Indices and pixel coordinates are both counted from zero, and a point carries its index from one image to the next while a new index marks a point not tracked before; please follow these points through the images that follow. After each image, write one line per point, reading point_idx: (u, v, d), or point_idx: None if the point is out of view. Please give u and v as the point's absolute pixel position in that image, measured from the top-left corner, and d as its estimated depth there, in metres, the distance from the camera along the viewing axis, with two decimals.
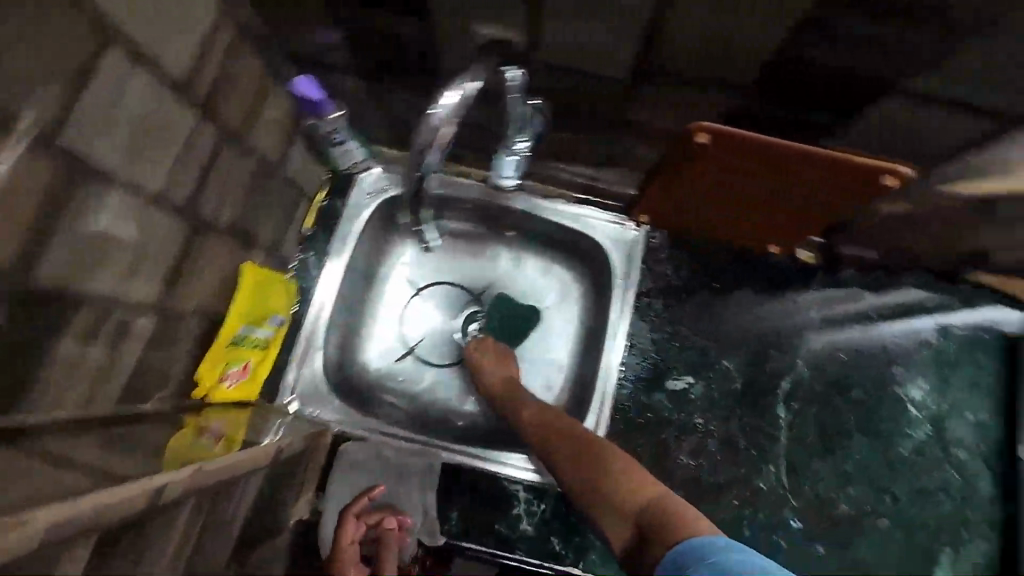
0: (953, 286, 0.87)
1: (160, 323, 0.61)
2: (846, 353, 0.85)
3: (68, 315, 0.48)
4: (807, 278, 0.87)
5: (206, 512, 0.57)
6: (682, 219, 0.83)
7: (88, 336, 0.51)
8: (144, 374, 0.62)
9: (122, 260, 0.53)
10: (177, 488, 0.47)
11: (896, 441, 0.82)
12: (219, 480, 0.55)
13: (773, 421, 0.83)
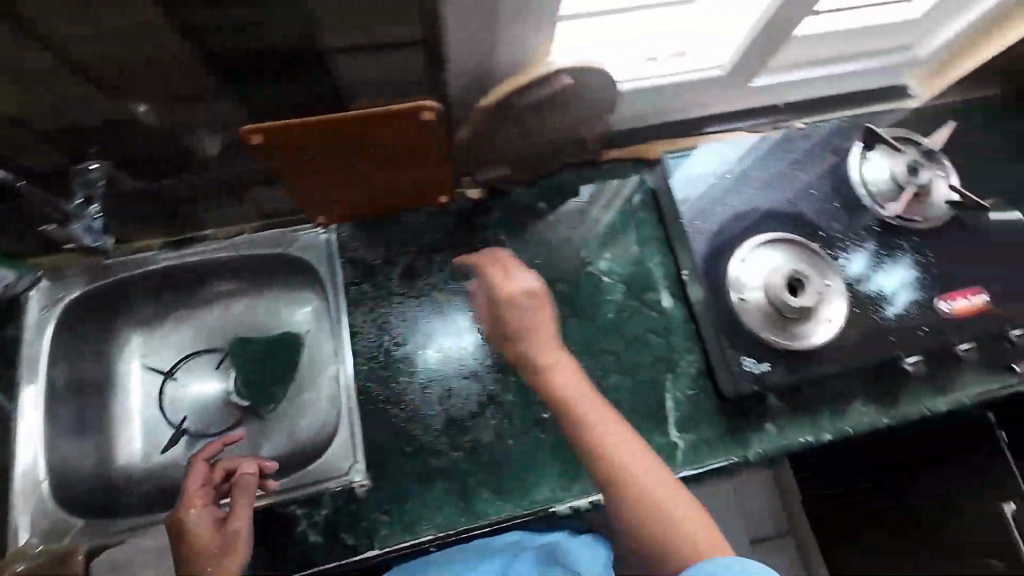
0: (596, 168, 1.03)
1: None
2: (519, 263, 0.97)
3: None
4: (482, 210, 0.99)
5: None
6: (344, 206, 0.90)
7: None
8: None
9: None
10: None
11: (584, 316, 0.95)
12: None
13: (498, 338, 0.92)
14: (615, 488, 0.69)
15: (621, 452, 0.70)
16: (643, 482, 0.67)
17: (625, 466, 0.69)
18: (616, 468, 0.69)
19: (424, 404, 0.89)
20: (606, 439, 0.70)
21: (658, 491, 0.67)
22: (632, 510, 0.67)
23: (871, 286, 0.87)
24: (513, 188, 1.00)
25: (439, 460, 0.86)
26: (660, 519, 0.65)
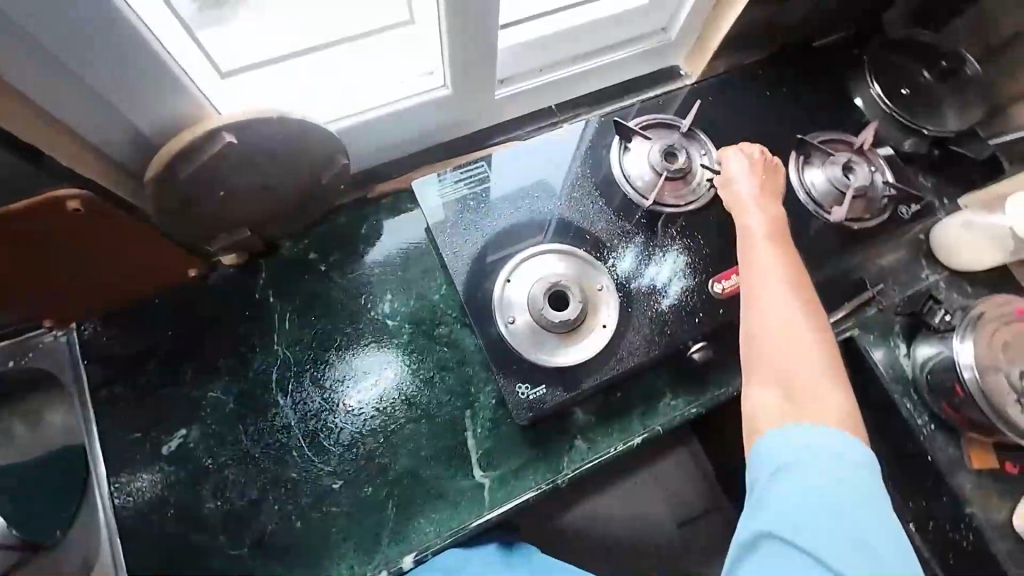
0: (372, 205, 0.97)
1: None
2: (279, 319, 0.90)
3: None
4: (250, 275, 0.91)
5: None
6: (68, 308, 0.81)
7: None
8: None
9: None
10: None
11: (352, 359, 0.89)
12: None
13: (311, 392, 0.86)
14: (763, 355, 0.63)
15: (793, 322, 0.64)
16: (814, 365, 0.61)
17: (794, 342, 0.62)
18: (773, 342, 0.63)
19: (191, 501, 0.80)
20: (780, 313, 0.65)
21: (822, 369, 0.61)
22: (768, 388, 0.61)
23: (644, 281, 0.85)
24: (282, 244, 0.93)
25: (224, 563, 0.78)
26: (800, 401, 0.59)
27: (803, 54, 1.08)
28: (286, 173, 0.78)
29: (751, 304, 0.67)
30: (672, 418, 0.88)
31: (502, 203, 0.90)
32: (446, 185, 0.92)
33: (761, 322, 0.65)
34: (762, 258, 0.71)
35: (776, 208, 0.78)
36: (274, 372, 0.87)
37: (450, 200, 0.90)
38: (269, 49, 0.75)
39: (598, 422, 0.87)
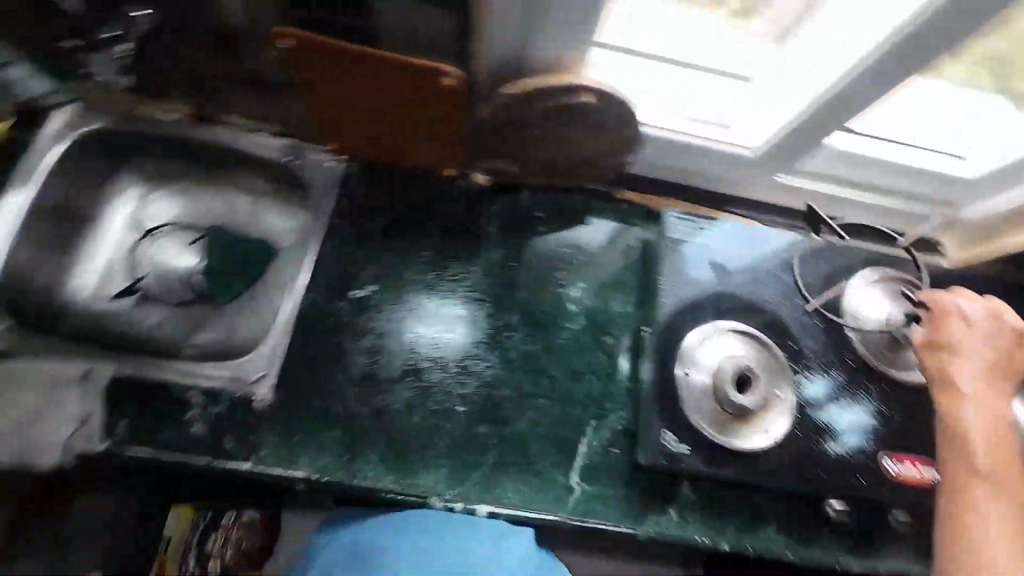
0: (608, 203, 1.03)
1: None
2: (488, 247, 0.98)
3: None
4: (486, 199, 1.00)
5: None
6: (354, 144, 0.93)
7: None
8: None
9: None
10: None
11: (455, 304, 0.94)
12: None
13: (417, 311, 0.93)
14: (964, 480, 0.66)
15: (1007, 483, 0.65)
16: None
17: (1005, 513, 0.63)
18: (973, 460, 0.67)
19: (347, 344, 0.89)
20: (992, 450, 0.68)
21: None
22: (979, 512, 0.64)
23: (822, 415, 0.84)
24: (523, 189, 1.01)
25: (344, 410, 0.85)
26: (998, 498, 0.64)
27: None
28: (588, 143, 0.85)
29: (971, 443, 0.69)
30: (767, 550, 0.85)
31: (730, 271, 0.92)
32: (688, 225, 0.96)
33: (969, 419, 0.71)
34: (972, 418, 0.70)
35: (1005, 405, 0.72)
36: (462, 286, 0.95)
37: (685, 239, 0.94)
38: (659, 49, 0.84)
39: (699, 508, 0.86)
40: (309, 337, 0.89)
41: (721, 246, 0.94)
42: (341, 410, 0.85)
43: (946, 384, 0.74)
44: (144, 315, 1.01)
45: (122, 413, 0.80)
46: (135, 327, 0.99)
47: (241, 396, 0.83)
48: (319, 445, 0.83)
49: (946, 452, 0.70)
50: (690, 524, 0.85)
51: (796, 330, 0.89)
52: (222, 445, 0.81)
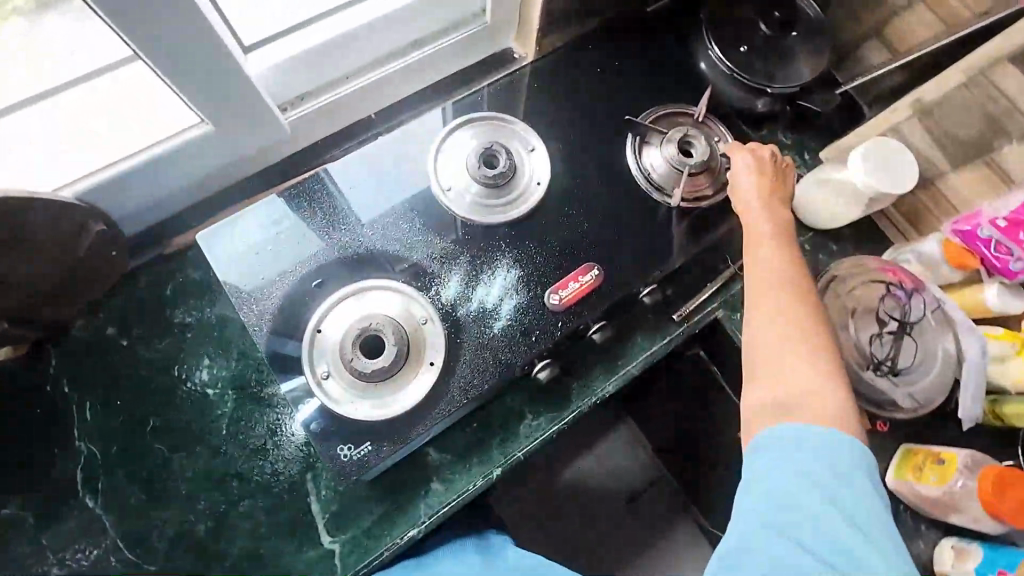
0: (172, 262, 0.85)
1: None
2: (75, 408, 0.79)
3: None
4: (35, 365, 0.80)
5: None
6: None
7: None
8: None
9: None
10: None
11: None
12: None
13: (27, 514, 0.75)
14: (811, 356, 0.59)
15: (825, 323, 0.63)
16: (814, 389, 0.57)
17: (827, 384, 0.57)
18: (807, 347, 0.60)
19: None
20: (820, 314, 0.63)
21: (823, 377, 0.58)
22: (774, 401, 0.57)
23: (472, 305, 0.77)
24: (72, 321, 0.82)
25: None
26: (809, 392, 0.57)
27: (638, 24, 0.97)
28: (17, 254, 0.67)
29: (772, 299, 0.63)
30: (507, 436, 0.82)
31: (299, 248, 0.79)
32: (232, 224, 0.80)
33: (797, 279, 0.65)
34: (767, 265, 0.67)
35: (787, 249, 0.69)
36: (84, 462, 0.78)
37: (229, 249, 0.78)
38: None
39: (431, 452, 0.81)
40: None
41: (286, 227, 0.80)
42: None
43: (763, 261, 0.67)
44: None
45: None
46: None
47: None
48: None
49: (762, 317, 0.63)
50: (427, 479, 0.80)
51: (394, 245, 0.80)
52: None
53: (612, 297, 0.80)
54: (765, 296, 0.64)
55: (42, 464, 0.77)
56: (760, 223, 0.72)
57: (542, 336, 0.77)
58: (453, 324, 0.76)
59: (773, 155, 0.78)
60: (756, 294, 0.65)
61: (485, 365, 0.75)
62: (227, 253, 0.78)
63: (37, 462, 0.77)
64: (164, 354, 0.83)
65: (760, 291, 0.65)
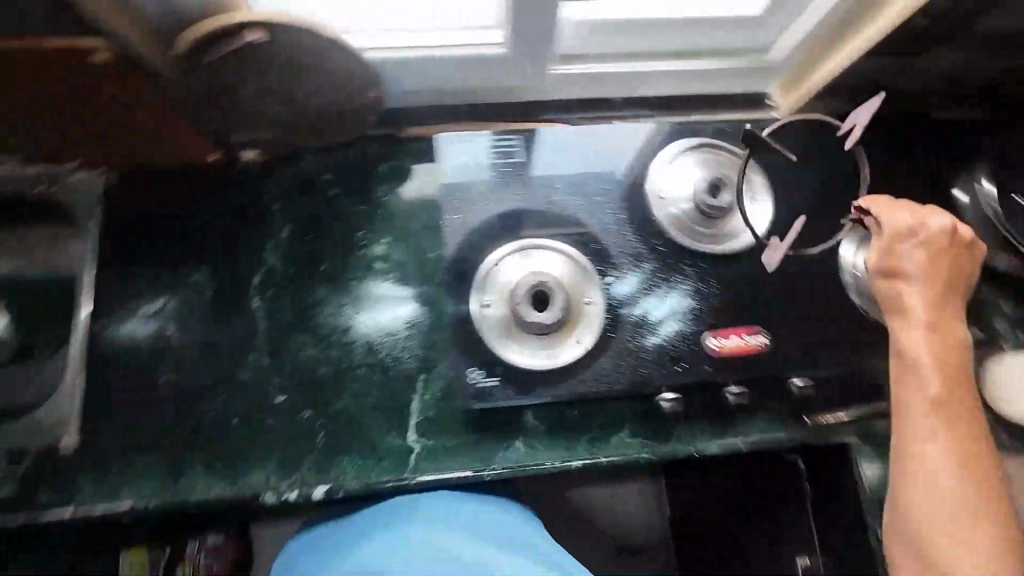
0: (400, 145, 0.95)
1: None
2: (275, 225, 0.91)
3: None
4: (264, 174, 0.92)
5: None
6: (87, 152, 0.85)
7: None
8: None
9: None
10: None
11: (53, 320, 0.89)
12: None
13: (206, 287, 0.88)
14: (958, 481, 0.59)
15: (976, 442, 0.61)
16: (957, 567, 0.56)
17: (971, 509, 0.58)
18: (948, 470, 0.59)
19: (146, 364, 0.85)
20: (970, 429, 0.62)
21: (978, 563, 0.56)
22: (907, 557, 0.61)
23: (636, 311, 0.79)
24: (305, 154, 0.93)
25: (161, 427, 0.83)
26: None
27: (914, 131, 0.92)
28: (316, 87, 0.77)
29: (914, 416, 0.63)
30: (603, 438, 0.84)
31: (511, 187, 0.83)
32: (468, 137, 0.88)
33: (949, 393, 0.63)
34: (929, 378, 0.63)
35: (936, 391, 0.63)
36: (262, 270, 0.89)
37: (456, 156, 0.86)
38: None
39: (529, 412, 0.85)
40: (98, 372, 0.84)
41: (508, 162, 0.85)
42: (158, 431, 0.82)
43: (914, 366, 0.64)
44: None
45: None
46: None
47: (46, 448, 0.80)
48: (141, 472, 0.81)
49: (914, 428, 0.62)
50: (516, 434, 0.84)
51: (593, 221, 0.82)
52: (37, 495, 0.79)
53: (768, 368, 0.79)
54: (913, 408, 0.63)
55: (237, 255, 0.90)
56: (919, 350, 0.65)
57: (687, 368, 0.77)
58: (610, 319, 0.78)
59: (951, 225, 0.69)
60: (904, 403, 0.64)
61: (621, 367, 0.77)
62: (453, 159, 0.85)
63: (235, 252, 0.90)
64: (355, 218, 0.93)
65: (910, 400, 0.64)
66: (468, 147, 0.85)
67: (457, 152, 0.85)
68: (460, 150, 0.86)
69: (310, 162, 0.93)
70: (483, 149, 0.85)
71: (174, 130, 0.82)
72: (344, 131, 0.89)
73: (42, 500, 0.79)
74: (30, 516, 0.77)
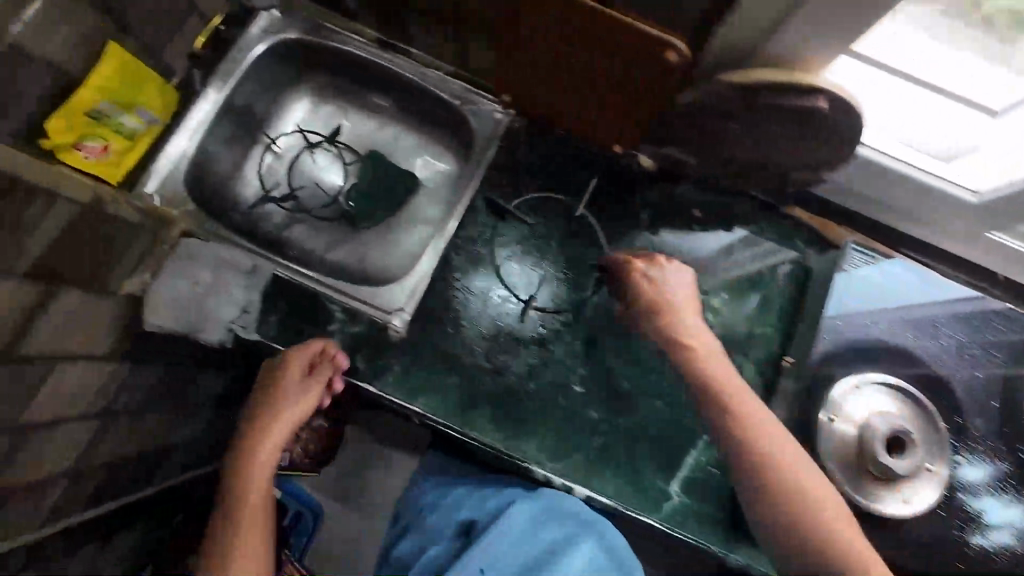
0: (777, 216, 0.95)
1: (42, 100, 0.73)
2: (636, 234, 0.94)
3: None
4: (646, 183, 0.95)
5: (78, 238, 0.71)
6: (530, 96, 0.90)
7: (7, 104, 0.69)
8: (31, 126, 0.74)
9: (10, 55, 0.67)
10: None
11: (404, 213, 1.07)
12: (83, 235, 0.71)
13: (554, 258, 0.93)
14: (817, 498, 0.63)
15: (787, 453, 0.66)
16: None
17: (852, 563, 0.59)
18: (801, 483, 0.64)
19: (480, 296, 0.90)
20: (779, 451, 0.66)
21: None
22: None
23: (969, 500, 0.79)
24: (688, 182, 0.94)
25: (472, 357, 0.87)
26: None
27: None
28: (786, 149, 0.78)
29: (752, 459, 0.66)
30: None
31: (893, 315, 0.87)
32: (863, 249, 0.88)
33: (731, 414, 0.69)
34: (719, 413, 0.70)
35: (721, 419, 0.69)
36: (608, 268, 0.92)
37: (850, 260, 0.87)
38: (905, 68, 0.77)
39: None
40: (441, 281, 0.90)
41: (891, 292, 0.87)
42: (466, 359, 0.87)
43: (734, 432, 0.68)
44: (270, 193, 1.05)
45: (274, 305, 0.86)
46: (283, 235, 1.05)
47: (380, 325, 0.87)
48: (442, 388, 0.86)
49: (768, 498, 0.64)
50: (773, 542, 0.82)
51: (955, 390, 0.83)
52: (358, 359, 0.86)
53: None
54: (762, 485, 0.64)
55: (592, 244, 0.94)
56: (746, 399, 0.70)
57: None
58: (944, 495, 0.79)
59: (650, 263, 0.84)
60: (744, 468, 0.66)
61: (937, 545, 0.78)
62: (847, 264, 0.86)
63: (591, 240, 0.94)
64: (703, 262, 0.93)
65: (749, 461, 0.66)
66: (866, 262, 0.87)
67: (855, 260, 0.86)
68: (855, 259, 0.87)
69: (692, 192, 0.95)
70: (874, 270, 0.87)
71: (624, 117, 0.84)
72: (750, 183, 0.90)
73: (359, 365, 0.85)
74: (346, 373, 0.84)
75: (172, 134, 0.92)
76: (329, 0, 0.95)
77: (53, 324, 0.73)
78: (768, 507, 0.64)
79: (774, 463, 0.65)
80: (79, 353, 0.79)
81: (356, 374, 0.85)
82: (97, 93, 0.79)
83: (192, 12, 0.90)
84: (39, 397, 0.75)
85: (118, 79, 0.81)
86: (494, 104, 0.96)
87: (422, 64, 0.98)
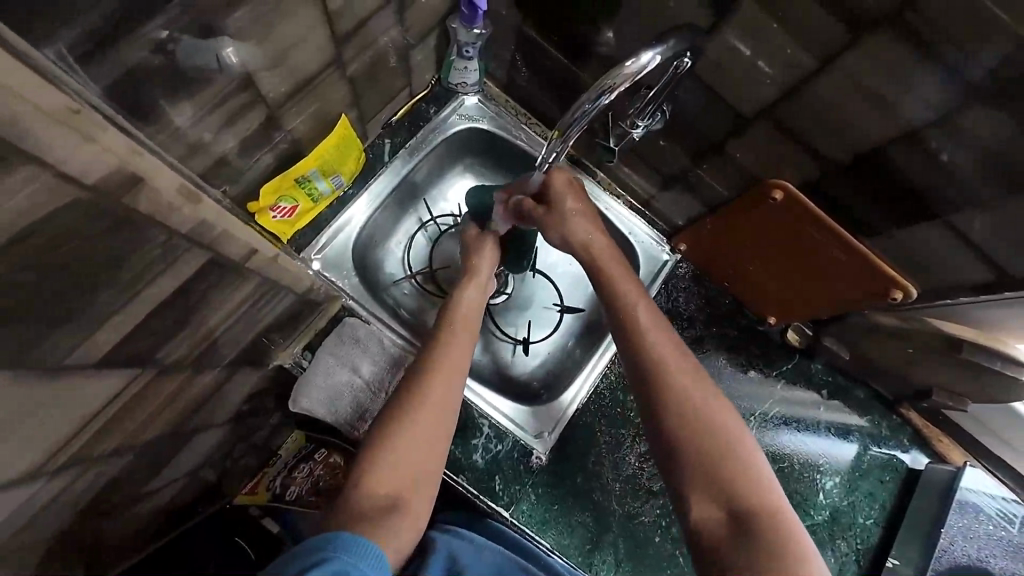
0: (894, 416, 1.00)
1: (266, 166, 0.70)
2: (773, 400, 0.97)
3: (237, 159, 0.63)
4: (786, 355, 0.99)
5: (276, 322, 0.67)
6: (713, 255, 0.91)
7: (242, 170, 0.66)
8: (246, 188, 0.70)
9: (265, 131, 0.64)
10: (252, 305, 0.55)
11: (538, 319, 1.03)
12: (280, 318, 0.67)
13: None
14: (756, 501, 0.54)
15: (747, 449, 0.57)
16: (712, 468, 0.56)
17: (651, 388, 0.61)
18: (740, 479, 0.55)
19: (621, 440, 0.89)
20: (656, 337, 0.64)
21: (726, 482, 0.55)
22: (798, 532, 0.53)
23: None
24: (823, 364, 0.99)
25: (604, 503, 0.86)
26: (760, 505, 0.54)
27: None
28: (944, 380, 0.84)
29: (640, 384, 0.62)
30: None
31: (999, 555, 0.88)
32: (986, 479, 0.92)
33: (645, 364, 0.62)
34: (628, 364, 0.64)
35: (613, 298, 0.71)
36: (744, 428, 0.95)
37: (980, 487, 0.90)
38: None
39: None
40: (584, 413, 0.90)
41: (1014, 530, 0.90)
42: (598, 500, 0.86)
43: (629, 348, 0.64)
44: (408, 269, 0.97)
45: None
46: (415, 313, 0.96)
47: (524, 449, 0.85)
48: (571, 528, 0.84)
49: (692, 492, 0.56)
50: None
51: None
52: (495, 482, 0.83)
53: None
54: (683, 475, 0.57)
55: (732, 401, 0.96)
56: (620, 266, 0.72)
57: None
58: None
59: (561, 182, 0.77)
60: (673, 462, 0.58)
61: None
62: (978, 490, 0.90)
63: (733, 398, 0.96)
64: (825, 441, 0.98)
65: (680, 455, 0.58)
66: (999, 496, 0.90)
67: (987, 490, 0.90)
68: (989, 491, 0.90)
69: (825, 375, 1.00)
70: (1009, 504, 0.91)
71: (802, 312, 0.87)
72: (884, 383, 0.96)
73: (495, 488, 0.83)
74: (483, 494, 0.82)
75: (350, 200, 0.89)
76: (534, 106, 0.96)
77: (218, 399, 0.67)
78: (690, 498, 0.56)
79: (710, 456, 0.57)
80: (216, 419, 0.74)
81: (492, 496, 0.83)
82: (310, 160, 0.75)
83: (406, 87, 0.89)
84: (167, 465, 0.70)
85: (333, 147, 0.77)
86: (664, 244, 0.98)
87: (605, 186, 0.99)
